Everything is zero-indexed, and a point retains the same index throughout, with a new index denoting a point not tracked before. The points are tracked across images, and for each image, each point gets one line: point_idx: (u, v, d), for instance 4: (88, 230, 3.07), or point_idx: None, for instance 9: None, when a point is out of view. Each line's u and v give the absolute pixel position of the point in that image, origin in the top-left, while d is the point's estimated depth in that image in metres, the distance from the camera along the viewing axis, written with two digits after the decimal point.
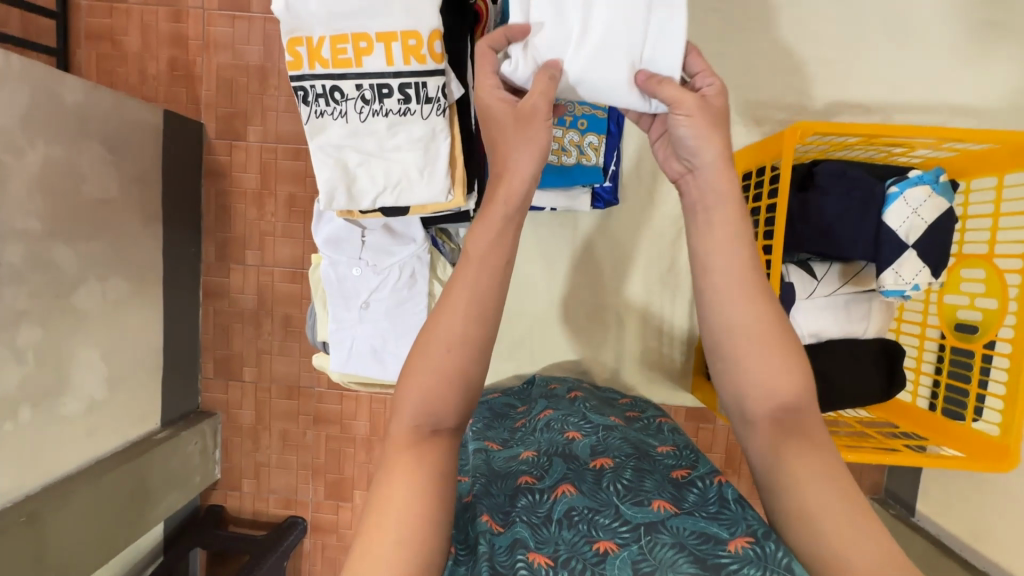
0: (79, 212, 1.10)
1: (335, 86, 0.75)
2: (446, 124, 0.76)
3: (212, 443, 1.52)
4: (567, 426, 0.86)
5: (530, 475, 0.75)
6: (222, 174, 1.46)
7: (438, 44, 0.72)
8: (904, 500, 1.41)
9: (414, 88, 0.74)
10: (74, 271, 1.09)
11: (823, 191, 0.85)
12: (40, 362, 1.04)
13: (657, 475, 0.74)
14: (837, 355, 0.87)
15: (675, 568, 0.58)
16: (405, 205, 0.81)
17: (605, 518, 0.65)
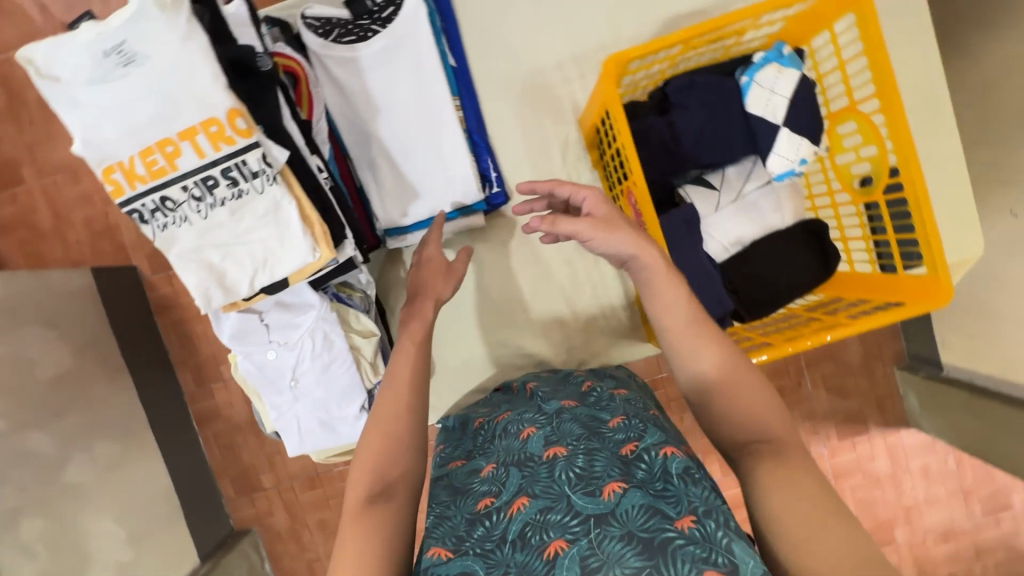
0: (41, 395, 1.11)
1: (163, 196, 0.75)
2: (283, 189, 0.77)
3: (257, 558, 1.52)
4: (521, 422, 0.67)
5: (487, 493, 0.59)
6: (172, 305, 1.47)
7: (240, 121, 0.73)
8: (928, 358, 1.40)
9: (237, 168, 0.74)
10: (56, 452, 1.10)
11: (683, 107, 0.89)
12: (53, 548, 1.05)
13: (610, 447, 0.58)
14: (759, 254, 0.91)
15: (622, 563, 0.46)
16: (282, 278, 0.81)
17: (557, 514, 0.52)
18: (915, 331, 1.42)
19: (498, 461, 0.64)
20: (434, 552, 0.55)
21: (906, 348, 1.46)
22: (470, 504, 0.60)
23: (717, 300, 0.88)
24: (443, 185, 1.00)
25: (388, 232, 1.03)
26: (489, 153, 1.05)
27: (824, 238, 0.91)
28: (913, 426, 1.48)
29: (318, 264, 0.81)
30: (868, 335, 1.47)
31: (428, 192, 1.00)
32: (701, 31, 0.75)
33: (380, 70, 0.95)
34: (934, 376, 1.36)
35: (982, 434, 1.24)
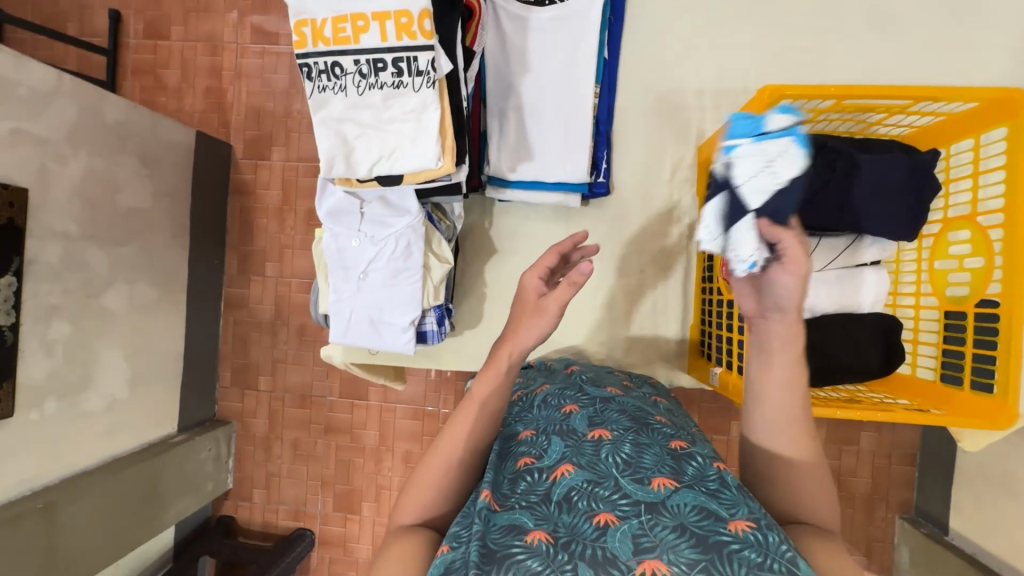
0: (113, 219, 1.18)
1: (335, 62, 0.82)
2: (436, 96, 0.81)
3: (225, 451, 1.54)
4: (562, 397, 0.70)
5: (529, 453, 0.61)
6: (247, 191, 1.55)
7: (428, 22, 0.78)
8: (935, 518, 1.35)
9: (407, 62, 0.80)
10: (105, 273, 1.17)
11: None
12: (69, 357, 1.10)
13: (658, 440, 0.60)
14: (831, 331, 0.87)
15: (676, 550, 0.46)
16: (398, 174, 0.85)
17: (605, 489, 0.53)
18: (930, 486, 1.37)
19: (538, 430, 0.66)
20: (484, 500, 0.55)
21: (914, 500, 1.41)
22: (512, 462, 0.61)
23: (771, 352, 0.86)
24: (557, 156, 1.03)
25: (491, 178, 1.06)
26: (606, 146, 1.08)
27: (893, 336, 0.88)
28: None
29: (433, 174, 0.85)
30: (880, 471, 1.42)
31: (542, 158, 1.03)
32: (859, 92, 0.79)
33: (545, 34, 1.00)
34: (937, 538, 1.30)
35: None
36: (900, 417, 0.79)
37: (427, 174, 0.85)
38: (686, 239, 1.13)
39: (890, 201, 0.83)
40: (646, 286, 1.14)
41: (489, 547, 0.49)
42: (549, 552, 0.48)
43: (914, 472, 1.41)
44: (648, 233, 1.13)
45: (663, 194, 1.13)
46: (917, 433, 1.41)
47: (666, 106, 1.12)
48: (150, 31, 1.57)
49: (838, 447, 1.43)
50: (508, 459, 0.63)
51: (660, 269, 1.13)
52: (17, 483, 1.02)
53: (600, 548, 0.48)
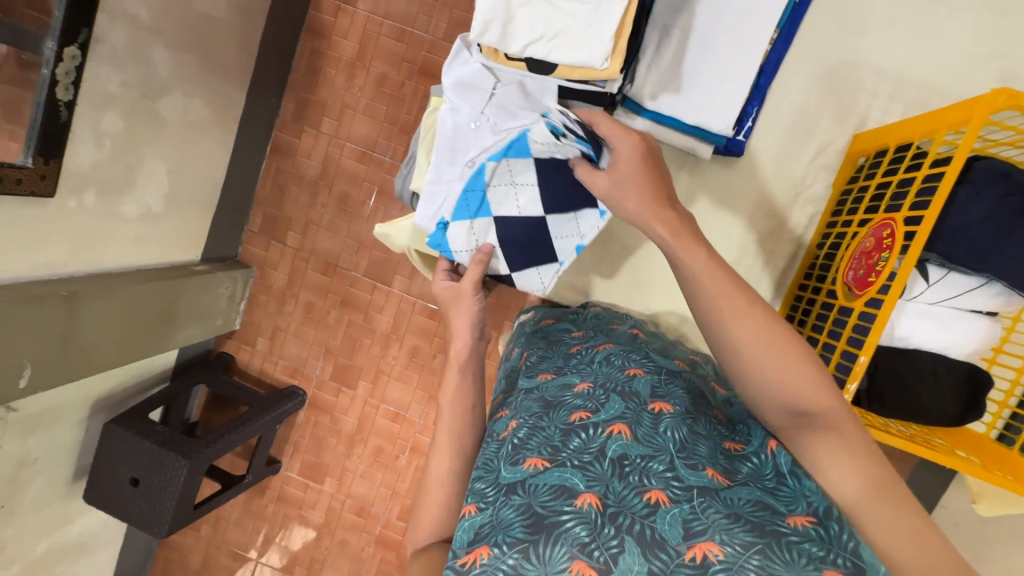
0: (185, 20, 1.08)
1: None
2: None
3: (240, 293, 1.54)
4: (626, 356, 0.65)
5: (582, 407, 0.58)
6: (322, 34, 1.42)
7: None
8: None
9: None
10: (165, 76, 1.08)
11: (974, 188, 0.81)
12: (115, 154, 1.04)
13: (715, 435, 0.56)
14: (918, 363, 0.86)
15: (729, 532, 0.45)
16: (553, 63, 0.76)
17: (659, 463, 0.51)
18: None
19: (593, 381, 0.62)
20: (530, 462, 0.53)
21: None
22: (561, 411, 0.58)
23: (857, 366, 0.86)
24: (708, 97, 0.93)
25: (626, 101, 0.96)
26: (760, 102, 1.00)
27: (981, 392, 0.86)
28: None
29: (592, 74, 0.76)
30: None
31: (691, 96, 0.93)
32: None
33: None
34: None
35: None
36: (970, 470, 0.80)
37: (584, 73, 0.77)
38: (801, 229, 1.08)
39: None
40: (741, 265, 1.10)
41: (540, 512, 0.48)
42: (598, 523, 0.47)
43: None
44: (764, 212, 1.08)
45: (793, 174, 1.06)
46: None
47: (822, 81, 1.03)
48: None
49: None
50: (554, 402, 0.60)
51: (762, 253, 1.09)
52: (44, 266, 1.00)
53: (649, 526, 0.46)
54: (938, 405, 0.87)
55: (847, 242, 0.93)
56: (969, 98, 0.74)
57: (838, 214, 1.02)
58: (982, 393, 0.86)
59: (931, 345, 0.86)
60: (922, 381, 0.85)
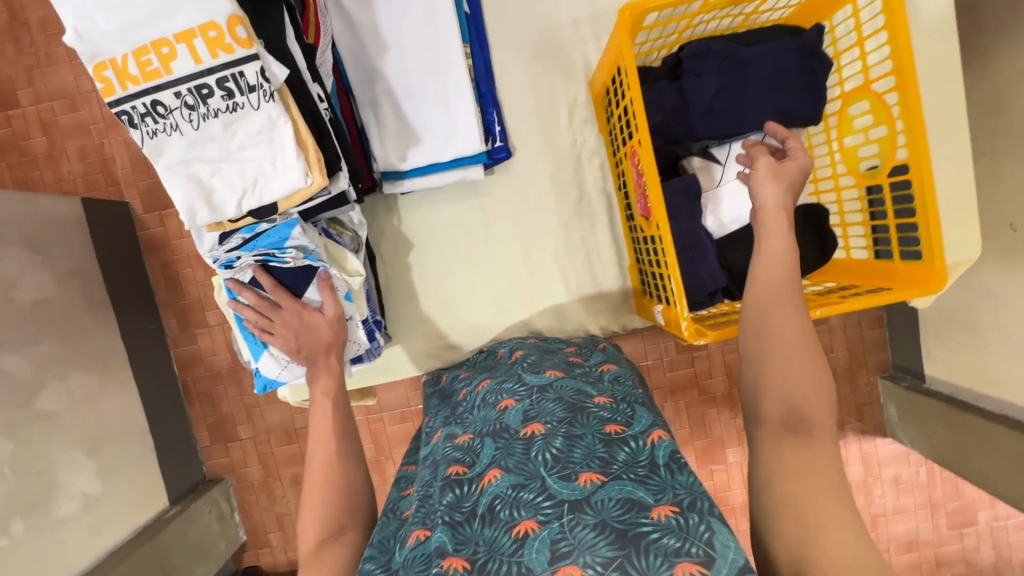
0: (20, 319, 1.09)
1: (154, 100, 0.73)
2: (280, 108, 0.75)
3: (227, 507, 1.52)
4: (500, 391, 0.64)
5: (459, 461, 0.57)
6: (162, 246, 1.45)
7: (240, 29, 0.71)
8: (913, 369, 1.40)
9: (233, 80, 0.72)
10: (30, 377, 1.09)
11: (695, 74, 0.90)
12: (21, 473, 1.04)
13: (592, 426, 0.56)
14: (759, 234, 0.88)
15: (594, 550, 0.44)
16: (271, 202, 0.79)
17: (530, 493, 0.50)
18: (902, 341, 1.42)
19: (473, 431, 0.61)
20: (414, 533, 0.52)
21: (891, 358, 1.47)
22: (442, 469, 0.58)
23: (710, 272, 0.88)
24: (445, 131, 0.97)
25: (385, 174, 1.00)
26: (495, 105, 1.02)
27: (824, 222, 0.88)
28: (890, 435, 1.48)
29: (309, 192, 0.79)
30: (855, 341, 1.47)
31: (432, 138, 0.97)
32: None
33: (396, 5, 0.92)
34: (916, 388, 1.36)
35: (957, 448, 1.23)
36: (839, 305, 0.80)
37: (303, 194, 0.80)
38: (600, 183, 1.10)
39: (782, 91, 0.88)
40: (574, 239, 1.11)
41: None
42: None
43: (885, 331, 1.46)
44: (562, 187, 1.10)
45: (563, 141, 1.09)
46: None
47: (547, 51, 1.06)
48: None
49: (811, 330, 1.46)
50: (438, 465, 0.59)
51: (583, 221, 1.10)
52: None
53: (516, 564, 0.45)
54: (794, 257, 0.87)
55: (626, 174, 0.95)
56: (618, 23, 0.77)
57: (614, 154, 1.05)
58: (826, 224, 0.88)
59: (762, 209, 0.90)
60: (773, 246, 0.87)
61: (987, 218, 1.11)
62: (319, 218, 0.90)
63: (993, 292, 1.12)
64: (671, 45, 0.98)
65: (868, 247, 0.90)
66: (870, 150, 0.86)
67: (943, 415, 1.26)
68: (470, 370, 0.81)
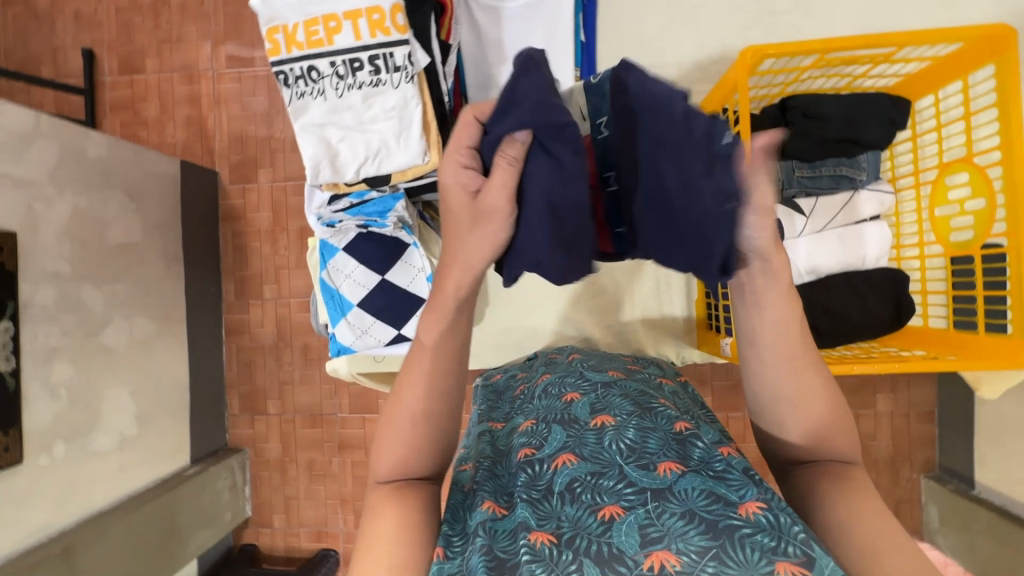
0: (106, 257, 1.17)
1: (311, 66, 0.81)
2: (416, 91, 0.81)
3: (241, 479, 1.53)
4: (563, 384, 0.66)
5: (527, 444, 0.58)
6: (238, 216, 1.54)
7: (400, 16, 0.78)
8: (960, 473, 1.33)
9: (383, 59, 0.79)
10: (101, 311, 1.15)
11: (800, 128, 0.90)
12: (73, 399, 1.09)
13: (662, 424, 0.57)
14: (837, 288, 0.90)
15: (685, 539, 0.44)
16: (387, 173, 0.85)
17: (609, 480, 0.50)
18: (952, 441, 1.35)
19: (536, 418, 0.62)
20: (486, 505, 0.52)
21: (938, 458, 1.40)
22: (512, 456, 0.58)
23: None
24: None
25: None
26: None
27: (903, 289, 0.91)
28: (928, 541, 1.40)
29: (422, 170, 0.85)
30: (901, 434, 1.41)
31: None
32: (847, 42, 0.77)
33: (523, 22, 0.99)
34: (964, 493, 1.28)
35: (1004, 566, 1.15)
36: (916, 366, 0.82)
37: (415, 172, 0.85)
38: None
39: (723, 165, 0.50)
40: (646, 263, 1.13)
41: (500, 555, 0.47)
42: (554, 555, 0.45)
43: (935, 429, 1.40)
44: None
45: None
46: (935, 392, 1.40)
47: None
48: (124, 67, 1.57)
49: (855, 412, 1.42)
50: (504, 451, 0.60)
51: None
52: (31, 531, 1.00)
53: (605, 543, 0.45)
54: (870, 318, 0.90)
55: None
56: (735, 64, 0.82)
57: None
58: (905, 290, 0.90)
59: (838, 266, 0.92)
60: (846, 300, 0.89)
61: None
62: (418, 201, 0.96)
63: None
64: (774, 97, 1.00)
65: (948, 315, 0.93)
66: (964, 221, 0.89)
67: (992, 526, 1.18)
68: (526, 368, 0.82)
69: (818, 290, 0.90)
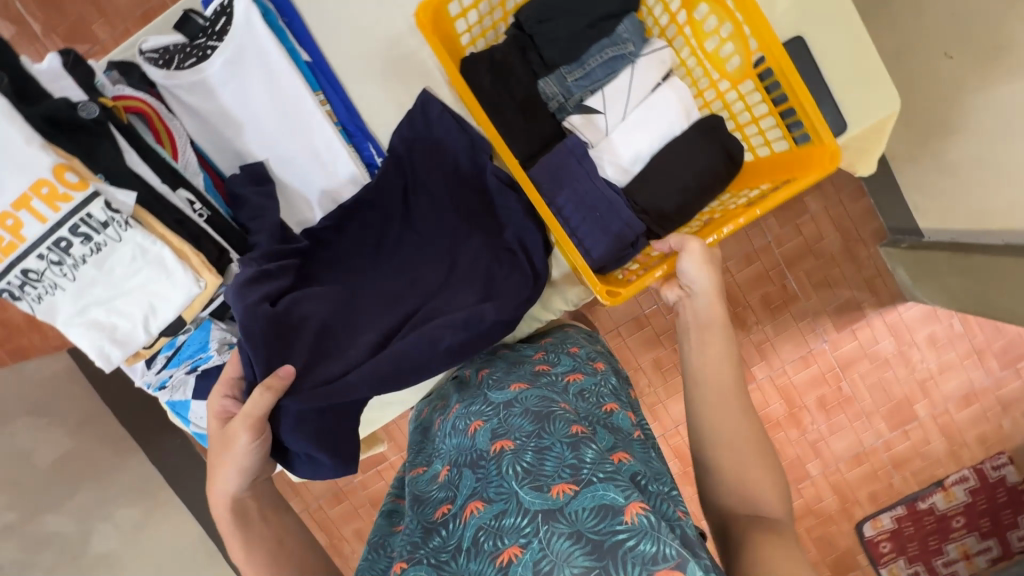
0: (47, 480, 1.15)
1: (23, 269, 0.72)
2: (143, 231, 0.76)
3: None
4: (468, 415, 0.64)
5: (444, 499, 0.55)
6: None
7: (70, 174, 0.71)
8: (907, 228, 1.35)
9: (84, 223, 0.72)
10: (75, 529, 1.14)
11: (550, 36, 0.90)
12: None
13: (559, 431, 0.53)
14: (658, 166, 0.90)
15: (570, 563, 0.42)
16: (171, 318, 0.80)
17: (507, 516, 0.47)
18: (888, 201, 1.37)
19: (451, 462, 0.60)
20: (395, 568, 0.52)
21: (885, 223, 1.41)
22: (429, 510, 0.56)
23: (625, 222, 0.88)
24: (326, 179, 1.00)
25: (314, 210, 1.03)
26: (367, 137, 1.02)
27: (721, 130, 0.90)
28: (910, 298, 1.44)
29: (207, 294, 0.81)
30: (842, 220, 1.42)
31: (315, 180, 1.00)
32: None
33: (237, 79, 0.93)
34: (917, 245, 1.32)
35: (973, 290, 1.20)
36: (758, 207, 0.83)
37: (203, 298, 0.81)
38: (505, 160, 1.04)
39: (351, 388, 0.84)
40: None
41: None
42: None
43: (870, 200, 1.41)
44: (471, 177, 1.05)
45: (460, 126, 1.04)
46: None
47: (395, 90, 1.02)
48: None
49: (793, 226, 1.42)
50: (424, 503, 0.58)
51: None
52: None
53: None
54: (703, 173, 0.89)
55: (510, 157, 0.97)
56: (427, 33, 0.84)
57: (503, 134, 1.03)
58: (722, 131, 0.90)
59: (654, 141, 0.90)
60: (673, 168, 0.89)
61: (923, 53, 1.08)
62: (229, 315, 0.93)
63: (967, 114, 1.06)
64: (502, 18, 0.98)
65: (785, 135, 0.91)
66: (728, 49, 0.91)
67: (951, 263, 1.23)
68: (448, 394, 0.80)
69: (647, 178, 0.90)
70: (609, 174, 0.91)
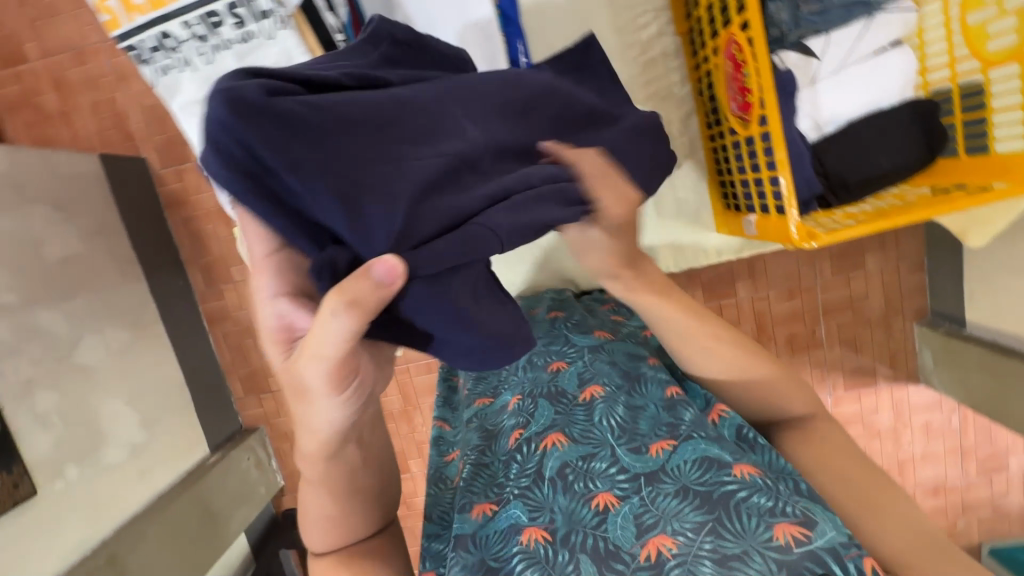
0: (51, 275, 1.11)
1: (163, 31, 0.91)
2: (293, 35, 0.93)
3: (265, 454, 1.56)
4: (546, 354, 0.69)
5: (517, 425, 0.60)
6: (182, 202, 1.44)
7: None
8: (952, 315, 1.35)
9: (244, 8, 0.90)
10: (67, 333, 1.11)
11: None
12: (68, 422, 1.08)
13: (653, 395, 0.58)
14: (857, 137, 0.89)
15: (680, 518, 0.45)
16: None
17: (601, 463, 0.52)
18: (941, 284, 1.37)
19: (523, 393, 0.65)
20: (478, 508, 0.54)
21: (930, 304, 1.42)
22: (503, 439, 0.61)
23: (804, 182, 0.88)
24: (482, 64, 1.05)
25: None
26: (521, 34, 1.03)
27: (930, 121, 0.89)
28: (924, 382, 1.46)
29: None
30: (892, 288, 1.42)
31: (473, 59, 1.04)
32: None
33: None
34: (955, 334, 1.31)
35: (997, 394, 1.19)
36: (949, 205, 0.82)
37: None
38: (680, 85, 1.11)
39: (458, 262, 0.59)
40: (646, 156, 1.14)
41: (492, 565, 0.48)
42: (548, 557, 0.47)
43: (925, 277, 1.40)
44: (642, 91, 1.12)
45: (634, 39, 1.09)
46: (923, 240, 1.39)
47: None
48: (3, 59, 1.38)
49: (845, 276, 1.42)
50: (496, 433, 0.63)
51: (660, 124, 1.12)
52: (72, 549, 1.03)
53: (601, 538, 0.46)
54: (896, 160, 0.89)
55: (716, 71, 0.95)
56: None
57: (697, 54, 1.05)
58: (933, 121, 0.89)
59: (860, 110, 0.90)
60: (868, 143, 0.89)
61: None
62: None
63: None
64: None
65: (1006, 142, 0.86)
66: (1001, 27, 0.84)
67: (983, 360, 1.22)
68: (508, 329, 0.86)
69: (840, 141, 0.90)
70: (802, 126, 0.91)
